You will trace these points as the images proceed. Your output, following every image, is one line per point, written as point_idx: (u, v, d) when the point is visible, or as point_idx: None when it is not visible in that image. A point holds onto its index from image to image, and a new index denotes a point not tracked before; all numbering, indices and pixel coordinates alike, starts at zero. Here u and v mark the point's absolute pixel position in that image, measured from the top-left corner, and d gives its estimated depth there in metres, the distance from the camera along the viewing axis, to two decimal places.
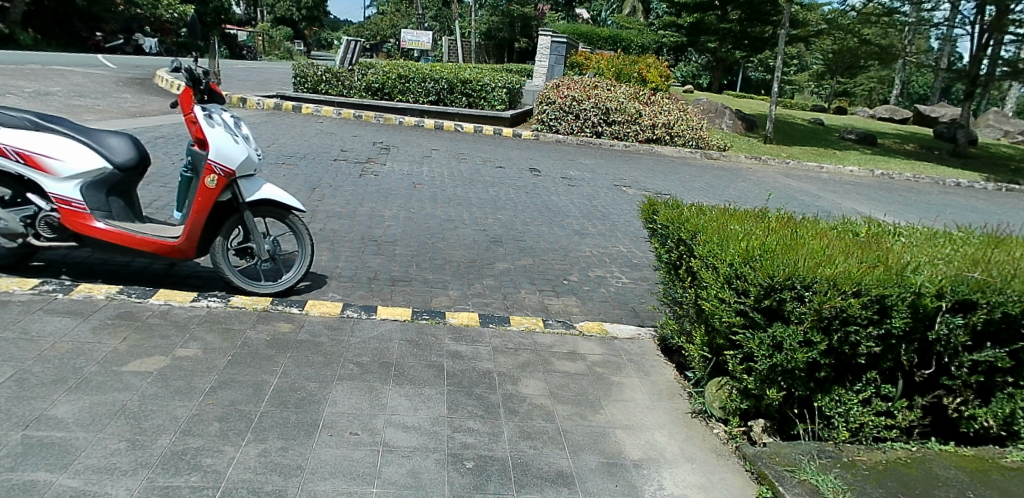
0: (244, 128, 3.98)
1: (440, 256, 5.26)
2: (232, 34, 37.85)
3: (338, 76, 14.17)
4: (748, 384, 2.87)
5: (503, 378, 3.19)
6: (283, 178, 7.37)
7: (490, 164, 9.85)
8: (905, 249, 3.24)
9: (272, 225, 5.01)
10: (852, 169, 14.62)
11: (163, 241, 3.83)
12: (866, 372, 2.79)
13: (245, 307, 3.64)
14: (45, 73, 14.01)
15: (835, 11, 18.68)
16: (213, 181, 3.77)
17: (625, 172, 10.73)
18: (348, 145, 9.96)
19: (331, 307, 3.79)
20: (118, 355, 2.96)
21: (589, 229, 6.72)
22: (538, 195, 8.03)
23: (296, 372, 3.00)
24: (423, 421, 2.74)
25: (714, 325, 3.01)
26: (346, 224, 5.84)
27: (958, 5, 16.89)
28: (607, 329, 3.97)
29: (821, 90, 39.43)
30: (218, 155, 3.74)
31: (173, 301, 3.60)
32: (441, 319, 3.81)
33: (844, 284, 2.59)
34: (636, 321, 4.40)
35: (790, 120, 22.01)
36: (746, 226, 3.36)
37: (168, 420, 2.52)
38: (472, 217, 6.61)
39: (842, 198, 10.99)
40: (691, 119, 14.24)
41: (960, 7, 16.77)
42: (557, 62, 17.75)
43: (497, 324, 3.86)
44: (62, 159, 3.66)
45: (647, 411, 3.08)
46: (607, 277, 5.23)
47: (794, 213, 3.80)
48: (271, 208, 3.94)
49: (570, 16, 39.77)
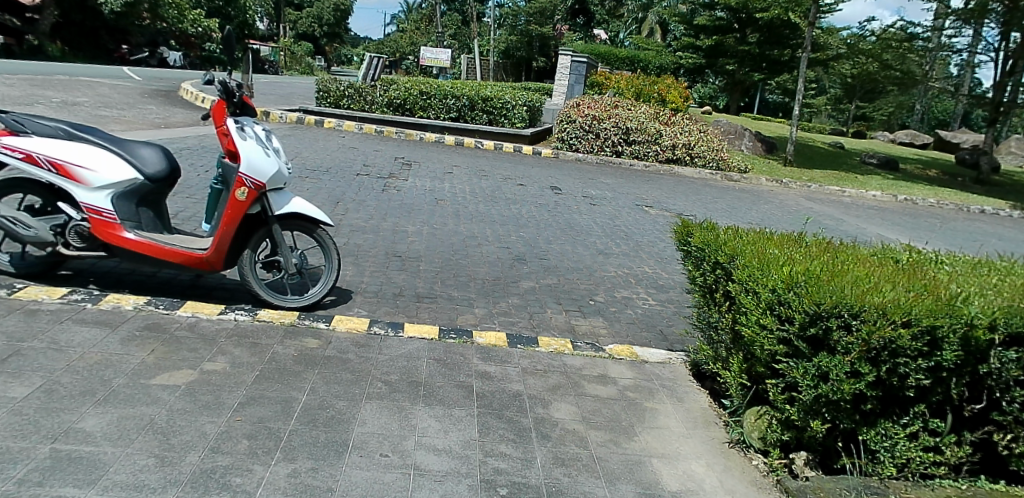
0: (275, 141, 3.99)
1: (465, 273, 5.23)
2: (255, 49, 38.72)
3: (360, 92, 14.28)
4: (790, 415, 2.77)
5: (534, 401, 3.11)
6: (307, 191, 7.38)
7: (512, 182, 9.85)
8: (950, 278, 3.15)
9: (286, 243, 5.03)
10: (874, 194, 14.46)
11: (191, 253, 3.83)
12: (914, 405, 2.69)
13: (279, 318, 3.63)
14: (74, 84, 14.26)
15: (856, 35, 18.74)
16: (244, 194, 3.80)
17: (647, 192, 10.67)
18: (370, 159, 10.01)
19: (358, 323, 3.74)
20: (146, 367, 2.91)
21: (612, 248, 6.65)
22: (560, 214, 7.99)
23: (325, 389, 2.95)
24: (454, 444, 2.66)
25: (754, 352, 2.90)
26: (371, 239, 5.83)
27: (981, 32, 16.91)
28: (637, 353, 3.89)
29: (837, 114, 39.47)
30: (249, 168, 3.77)
31: (200, 313, 3.55)
32: (469, 339, 3.75)
33: (895, 313, 2.52)
34: (665, 345, 4.32)
35: (809, 143, 21.95)
36: (784, 250, 3.26)
37: (197, 436, 2.48)
38: (495, 234, 6.57)
39: (867, 224, 10.84)
40: (712, 140, 14.19)
41: (983, 34, 16.81)
42: (577, 81, 17.68)
43: (525, 345, 3.78)
44: (94, 169, 3.67)
45: (682, 439, 2.98)
46: (633, 298, 5.16)
47: (831, 237, 3.68)
48: (299, 222, 3.97)
49: (588, 37, 39.95)
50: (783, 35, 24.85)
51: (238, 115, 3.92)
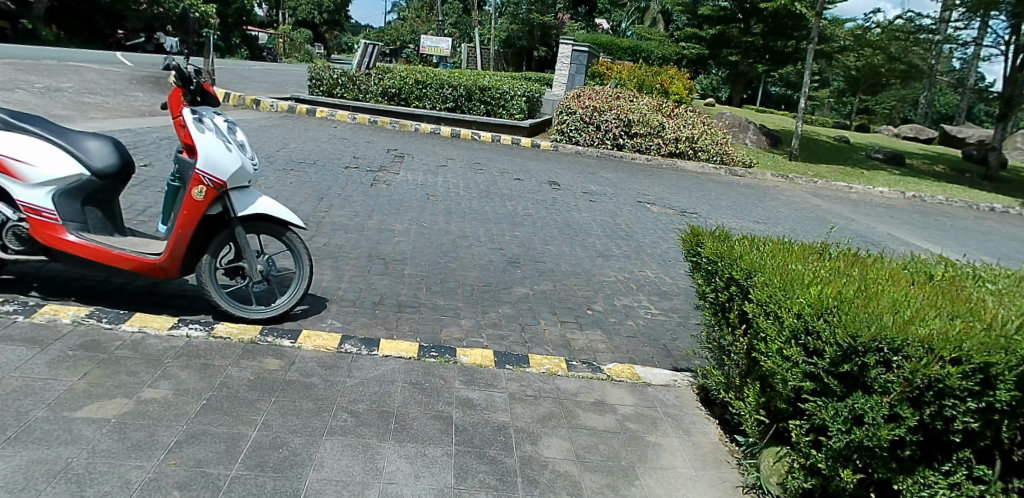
0: (239, 133, 3.59)
1: (453, 278, 4.84)
2: (253, 36, 38.21)
3: (353, 80, 13.82)
4: (816, 461, 2.39)
5: (521, 436, 2.73)
6: (290, 185, 6.97)
7: (509, 176, 9.45)
8: (996, 300, 2.73)
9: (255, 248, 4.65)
10: (882, 190, 14.06)
11: (143, 258, 3.44)
12: (957, 449, 2.23)
13: (239, 334, 3.25)
14: (59, 69, 13.82)
15: (861, 27, 18.31)
16: (201, 193, 3.40)
17: (649, 188, 10.27)
18: (361, 151, 9.60)
19: (328, 339, 3.34)
20: (73, 397, 2.52)
21: (612, 249, 6.27)
22: (558, 211, 7.59)
23: (280, 423, 2.56)
24: (424, 494, 2.28)
25: (776, 386, 2.53)
26: (354, 239, 5.43)
27: (989, 25, 16.54)
28: (639, 374, 3.51)
29: (841, 108, 39.02)
30: (207, 164, 3.37)
31: (148, 328, 3.15)
32: (451, 358, 3.36)
33: (943, 349, 2.08)
34: (669, 363, 3.94)
35: (814, 137, 21.53)
36: (808, 265, 2.86)
37: (117, 486, 2.09)
38: (488, 234, 6.18)
39: (877, 222, 10.46)
40: (716, 133, 13.76)
41: (992, 27, 16.43)
42: (578, 71, 17.15)
43: (515, 365, 3.39)
44: (33, 164, 3.27)
45: (690, 483, 2.60)
46: (634, 307, 4.77)
47: (857, 249, 3.29)
48: (265, 224, 3.59)
49: (590, 26, 39.36)
50: (787, 26, 24.33)
51: (197, 103, 3.52)
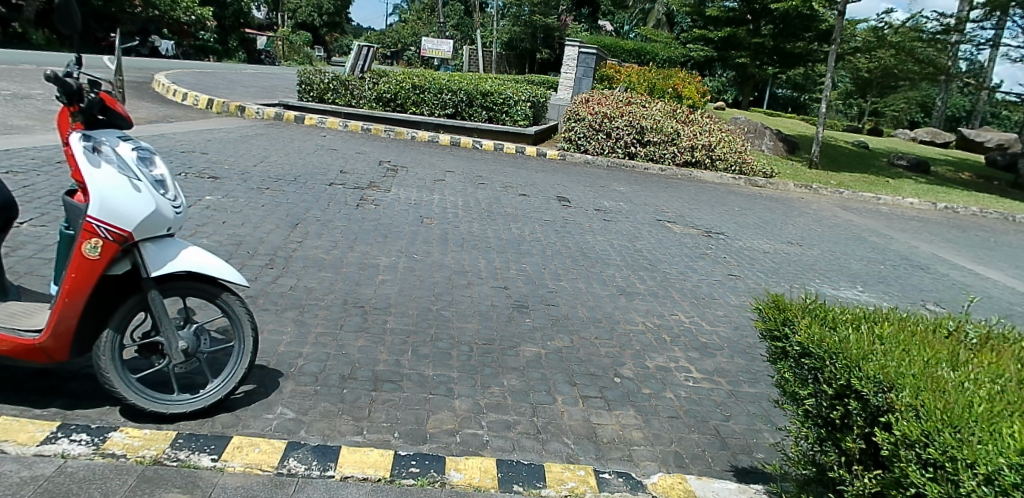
0: (157, 163, 2.67)
1: (447, 334, 3.91)
2: (251, 38, 37.43)
3: (346, 85, 12.93)
4: None
5: None
6: (262, 207, 6.04)
7: (512, 191, 8.53)
8: None
9: (199, 307, 3.72)
10: (912, 201, 13.10)
11: (18, 339, 2.52)
12: None
13: (147, 440, 2.47)
14: (33, 74, 12.95)
15: (873, 28, 17.35)
16: (95, 249, 2.49)
17: (667, 203, 9.36)
18: (350, 164, 8.70)
19: (267, 452, 2.50)
20: None
21: (636, 285, 5.33)
22: (569, 234, 6.68)
23: None
24: None
25: None
26: (328, 279, 4.51)
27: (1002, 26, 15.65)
28: (694, 491, 2.64)
29: (852, 110, 38.05)
30: (106, 210, 2.48)
31: (8, 444, 2.37)
32: (438, 477, 2.52)
33: None
34: (728, 460, 2.98)
35: (832, 142, 20.57)
36: (966, 370, 1.94)
37: None
38: (490, 267, 5.26)
39: (917, 241, 9.53)
40: (734, 140, 12.83)
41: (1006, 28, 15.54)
42: (585, 74, 15.91)
43: (525, 486, 2.55)
44: None
45: None
46: (672, 371, 3.82)
47: (1006, 332, 2.36)
48: (190, 284, 2.67)
49: (594, 28, 38.55)
50: (797, 26, 23.45)
51: (93, 126, 2.61)
